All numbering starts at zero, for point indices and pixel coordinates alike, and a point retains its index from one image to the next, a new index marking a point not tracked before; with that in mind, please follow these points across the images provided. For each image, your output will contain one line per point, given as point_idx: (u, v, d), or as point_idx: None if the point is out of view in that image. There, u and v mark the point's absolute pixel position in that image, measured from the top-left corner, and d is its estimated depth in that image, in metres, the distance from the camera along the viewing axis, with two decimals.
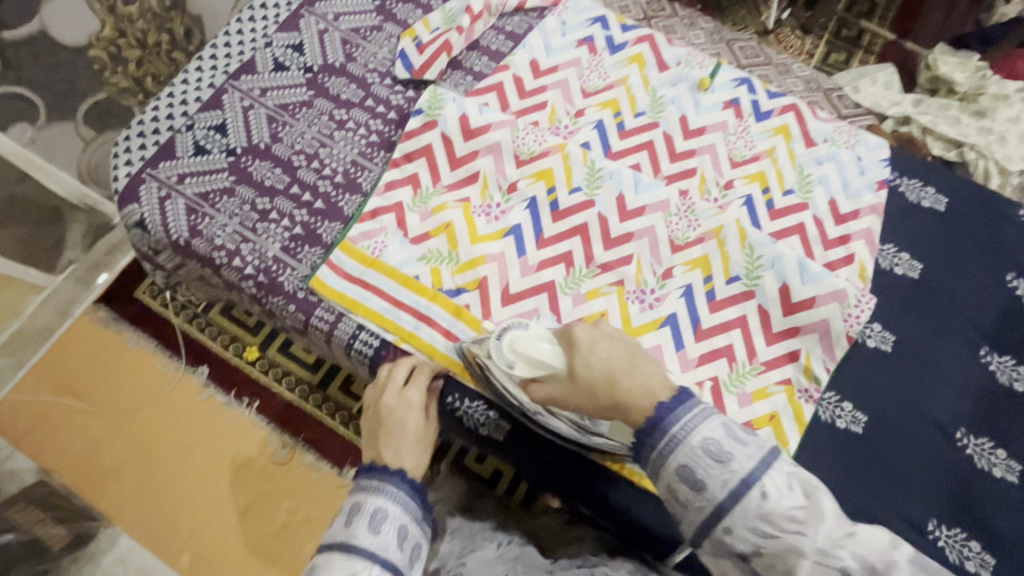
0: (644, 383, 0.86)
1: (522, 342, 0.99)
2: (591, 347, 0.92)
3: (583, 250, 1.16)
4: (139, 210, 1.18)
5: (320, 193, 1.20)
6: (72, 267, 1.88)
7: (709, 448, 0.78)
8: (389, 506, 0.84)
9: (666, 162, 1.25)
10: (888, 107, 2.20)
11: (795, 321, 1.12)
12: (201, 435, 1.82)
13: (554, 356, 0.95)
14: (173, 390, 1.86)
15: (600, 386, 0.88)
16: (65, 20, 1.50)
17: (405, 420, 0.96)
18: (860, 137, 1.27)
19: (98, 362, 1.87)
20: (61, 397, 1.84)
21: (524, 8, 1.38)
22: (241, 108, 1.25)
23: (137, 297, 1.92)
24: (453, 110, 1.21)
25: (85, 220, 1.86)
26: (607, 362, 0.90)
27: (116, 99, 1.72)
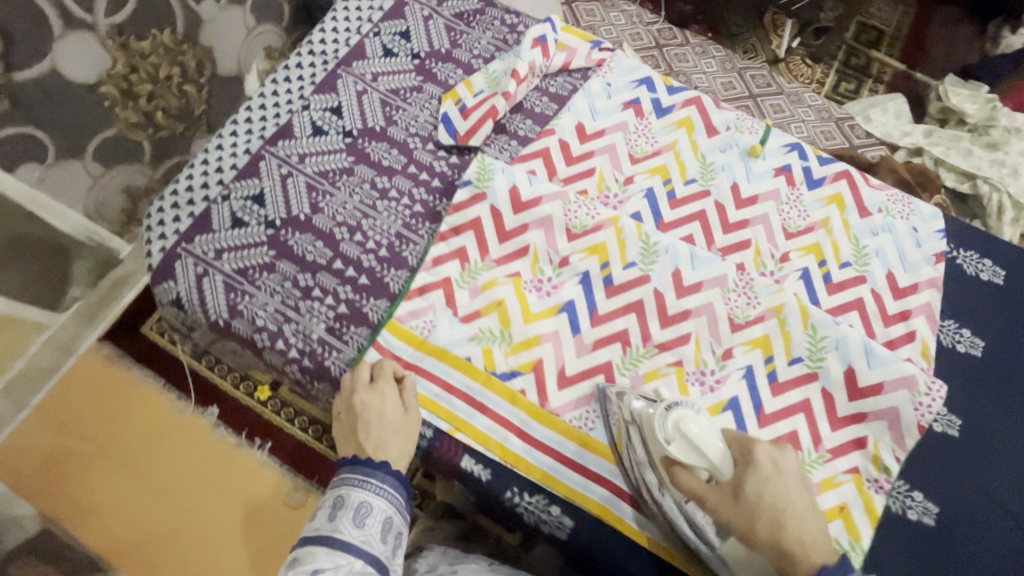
0: (806, 541, 0.80)
1: (693, 429, 0.85)
2: (772, 476, 0.84)
3: (642, 330, 1.09)
4: (175, 287, 1.14)
5: (365, 269, 1.15)
6: (76, 304, 1.79)
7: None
8: (374, 500, 0.92)
9: (717, 234, 1.17)
10: (900, 138, 2.16)
11: (861, 408, 1.03)
12: (211, 478, 1.76)
13: (720, 460, 0.84)
14: (183, 433, 1.79)
15: (765, 523, 0.82)
16: (75, 57, 1.42)
17: (382, 408, 1.00)
18: (915, 205, 1.22)
19: (103, 402, 1.81)
20: (63, 438, 1.76)
21: (569, 68, 1.34)
22: (279, 176, 1.21)
23: (145, 332, 1.88)
24: (503, 182, 1.14)
25: (93, 256, 1.77)
26: (784, 499, 0.83)
27: (127, 135, 1.64)
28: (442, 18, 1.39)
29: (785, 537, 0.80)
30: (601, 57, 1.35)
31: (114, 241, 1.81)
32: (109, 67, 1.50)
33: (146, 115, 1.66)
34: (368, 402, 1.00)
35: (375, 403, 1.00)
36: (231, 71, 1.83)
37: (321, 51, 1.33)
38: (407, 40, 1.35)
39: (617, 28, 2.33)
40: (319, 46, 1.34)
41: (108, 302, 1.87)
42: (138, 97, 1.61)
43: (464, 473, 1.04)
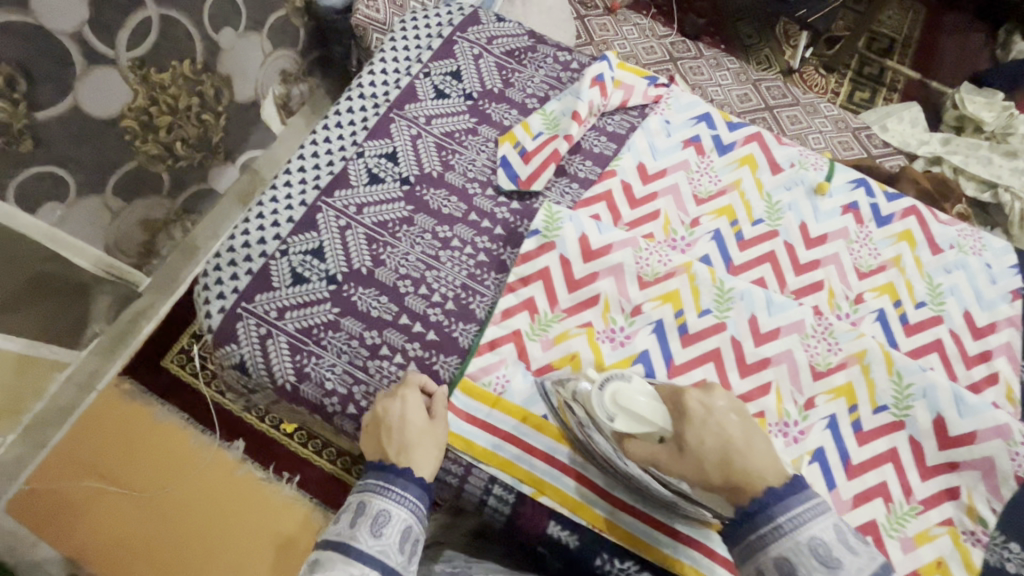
0: (764, 472, 0.55)
1: (625, 397, 0.62)
2: (708, 419, 0.58)
3: (852, 412, 0.75)
4: (238, 352, 0.76)
5: (433, 324, 0.78)
6: (97, 338, 1.37)
7: (816, 549, 0.52)
8: (394, 509, 0.60)
9: (852, 276, 0.82)
10: (917, 147, 1.52)
11: (953, 456, 0.72)
12: (234, 517, 1.31)
13: (664, 418, 0.60)
14: (204, 470, 1.33)
15: (712, 468, 0.56)
16: (101, 90, 1.08)
17: (404, 404, 0.68)
18: (984, 236, 0.87)
19: (92, 434, 1.35)
20: (67, 479, 1.31)
21: (627, 107, 0.93)
22: (337, 229, 0.81)
23: (165, 367, 1.40)
24: (572, 231, 0.79)
25: (115, 289, 1.35)
26: (726, 435, 0.57)
27: (147, 168, 1.25)
28: (494, 53, 0.96)
29: (735, 483, 0.55)
30: (660, 92, 0.94)
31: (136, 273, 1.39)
32: (132, 100, 1.14)
33: (167, 146, 1.27)
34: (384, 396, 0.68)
35: (393, 399, 0.68)
36: (248, 99, 1.42)
37: (372, 89, 0.92)
38: (459, 76, 0.93)
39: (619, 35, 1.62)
40: (368, 87, 0.92)
41: (126, 336, 1.41)
42: (158, 128, 1.23)
43: (549, 540, 0.69)
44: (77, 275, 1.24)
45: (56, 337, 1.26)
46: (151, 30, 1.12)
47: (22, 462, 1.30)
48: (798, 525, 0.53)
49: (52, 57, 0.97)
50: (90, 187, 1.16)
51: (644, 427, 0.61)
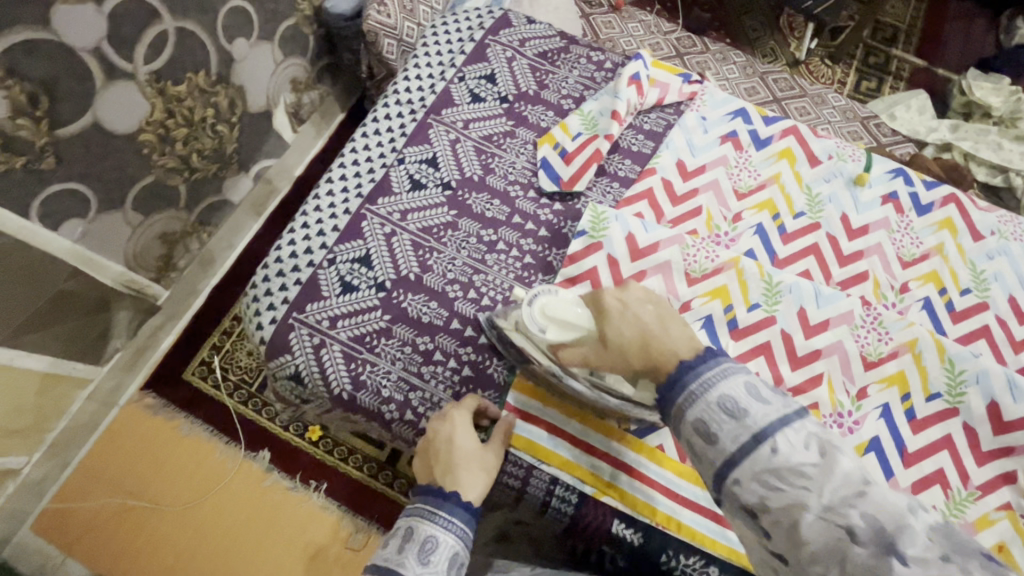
0: (677, 347, 0.54)
1: (554, 309, 0.68)
2: (623, 312, 0.60)
3: (905, 400, 0.75)
4: (292, 363, 0.76)
5: (484, 328, 0.78)
6: (118, 354, 1.33)
7: (725, 404, 0.48)
8: (440, 536, 0.59)
9: (896, 266, 0.83)
10: (925, 134, 1.40)
11: (1010, 440, 0.73)
12: (262, 523, 1.30)
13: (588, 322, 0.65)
14: (230, 482, 1.33)
15: (630, 354, 0.58)
16: (121, 104, 1.04)
17: (453, 426, 0.67)
18: (1023, 222, 0.87)
19: (113, 449, 1.34)
20: (91, 497, 1.30)
21: (662, 104, 0.94)
22: (381, 237, 0.82)
23: (186, 379, 1.40)
24: (618, 230, 0.79)
25: (134, 304, 1.30)
26: (641, 323, 0.58)
27: (165, 182, 1.21)
28: (527, 55, 0.96)
29: (652, 362, 0.56)
30: (694, 88, 0.95)
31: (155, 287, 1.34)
32: (150, 114, 1.10)
33: (184, 159, 1.23)
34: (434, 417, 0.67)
35: (443, 420, 0.67)
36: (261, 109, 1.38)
37: (408, 95, 0.92)
38: (493, 79, 0.93)
39: (627, 32, 1.44)
40: (403, 93, 0.93)
41: (145, 351, 1.39)
42: (175, 141, 1.18)
43: (614, 539, 0.69)
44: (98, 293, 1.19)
45: (78, 353, 1.21)
46: (167, 44, 1.08)
47: (44, 486, 1.27)
48: (709, 386, 0.50)
49: (73, 73, 0.94)
50: (110, 202, 1.11)
51: (572, 333, 0.66)
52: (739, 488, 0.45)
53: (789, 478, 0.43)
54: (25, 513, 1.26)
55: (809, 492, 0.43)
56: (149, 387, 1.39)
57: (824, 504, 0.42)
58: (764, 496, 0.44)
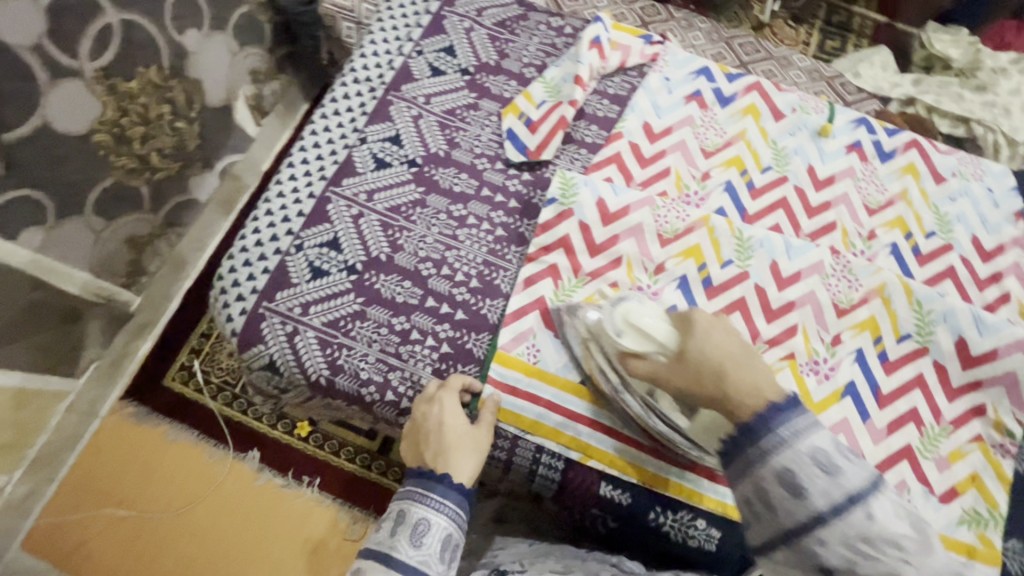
0: (762, 388, 0.52)
1: (640, 316, 0.63)
2: (711, 332, 0.57)
3: (877, 344, 0.77)
4: (266, 353, 0.75)
5: (460, 303, 0.77)
6: (94, 365, 1.24)
7: (817, 457, 0.48)
8: (433, 517, 0.58)
9: (863, 214, 0.84)
10: (889, 90, 1.39)
11: (976, 374, 0.75)
12: (261, 523, 1.25)
13: (669, 337, 0.60)
14: (221, 485, 1.27)
15: (706, 378, 0.55)
16: (69, 103, 0.95)
17: (442, 410, 0.66)
18: (982, 162, 0.89)
19: (98, 460, 1.27)
20: (79, 509, 1.23)
21: (626, 67, 0.93)
22: (348, 219, 0.80)
23: (167, 386, 1.34)
24: (588, 196, 0.79)
25: (106, 313, 1.21)
26: (727, 351, 0.56)
27: (126, 183, 1.11)
28: (485, 25, 0.94)
29: (729, 395, 0.53)
30: (656, 50, 0.94)
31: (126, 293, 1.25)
32: (102, 113, 1.02)
33: (142, 158, 1.12)
34: (422, 401, 0.67)
35: (432, 403, 0.67)
36: (221, 102, 1.26)
37: (366, 72, 0.90)
38: (453, 51, 0.91)
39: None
40: (361, 71, 0.90)
41: (121, 360, 1.31)
42: (132, 141, 1.09)
43: (603, 501, 0.70)
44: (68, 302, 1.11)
45: (52, 366, 1.12)
46: (114, 37, 1.00)
47: (28, 503, 1.20)
48: (798, 436, 0.49)
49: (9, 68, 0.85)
50: (69, 207, 1.02)
51: (649, 344, 0.61)
52: (824, 548, 0.46)
53: (883, 546, 0.45)
54: (11, 531, 1.18)
55: (905, 563, 0.44)
56: (130, 396, 1.31)
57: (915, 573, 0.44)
58: (849, 559, 0.45)
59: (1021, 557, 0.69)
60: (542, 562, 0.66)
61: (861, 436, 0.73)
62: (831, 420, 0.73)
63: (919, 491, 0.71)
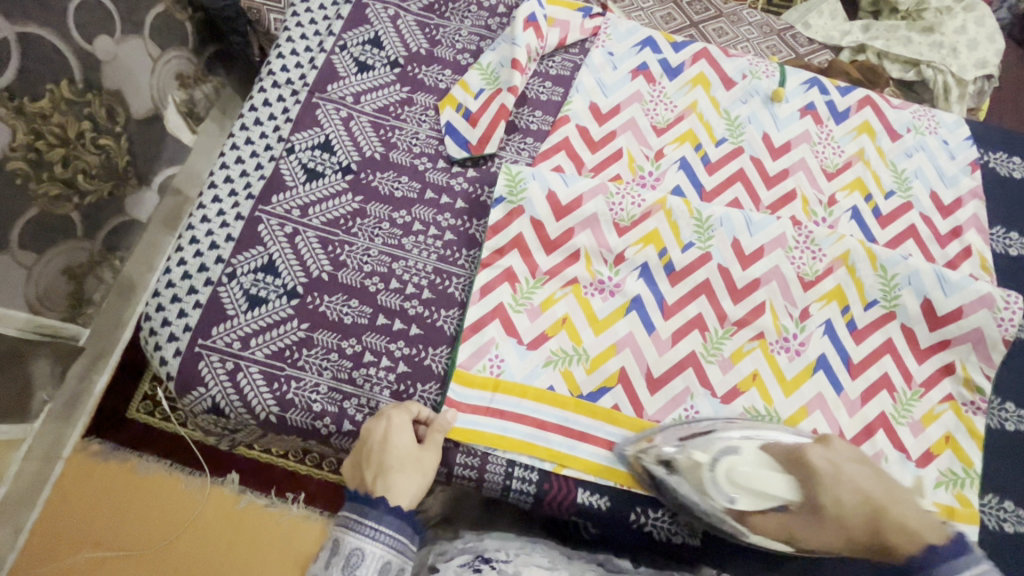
0: (918, 531, 0.56)
1: (747, 475, 0.62)
2: (840, 478, 0.59)
3: (845, 314, 0.75)
4: (208, 396, 0.69)
5: (413, 318, 0.72)
6: (47, 407, 1.02)
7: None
8: (367, 546, 0.55)
9: (821, 179, 0.81)
10: (839, 40, 1.26)
11: (944, 334, 0.74)
12: (251, 552, 1.06)
13: (790, 489, 0.61)
14: (203, 514, 1.08)
15: (859, 528, 0.58)
16: None
17: (388, 426, 0.63)
18: (936, 113, 0.87)
19: (67, 501, 1.07)
20: (52, 560, 1.03)
21: (565, 45, 0.87)
22: (283, 240, 0.74)
23: (133, 418, 1.12)
24: (538, 189, 0.74)
25: (52, 350, 0.99)
26: (865, 493, 0.58)
27: (52, 213, 0.91)
28: (412, 10, 0.87)
29: (888, 542, 0.57)
30: (597, 23, 0.88)
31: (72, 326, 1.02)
32: (12, 138, 0.82)
33: (68, 182, 0.92)
34: (368, 417, 0.64)
35: (377, 419, 0.63)
36: (148, 113, 1.04)
37: (286, 74, 0.82)
38: (379, 42, 0.84)
39: None
40: (280, 73, 0.82)
41: (78, 398, 1.09)
42: (53, 165, 0.89)
43: (581, 508, 0.68)
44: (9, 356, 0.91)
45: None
46: (8, 55, 0.79)
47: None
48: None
49: None
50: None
51: (772, 502, 0.61)
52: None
53: None
54: None
55: None
56: (94, 433, 1.11)
57: None
58: None
59: (998, 511, 0.70)
60: (529, 555, 0.61)
61: (836, 411, 0.72)
62: (805, 397, 0.72)
63: (896, 459, 0.71)
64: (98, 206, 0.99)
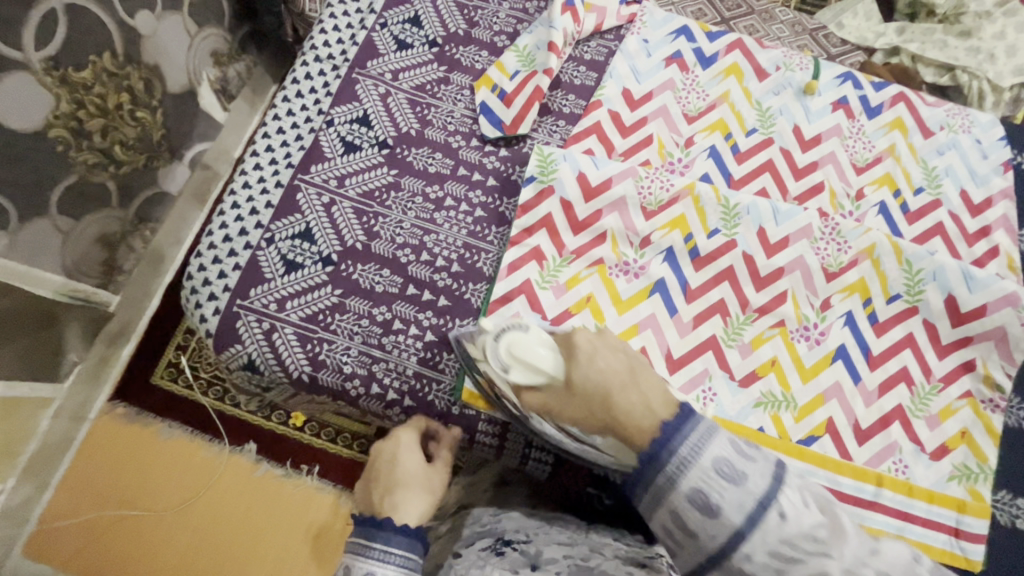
0: (652, 408, 0.49)
1: (520, 350, 0.59)
2: (595, 356, 0.54)
3: (866, 306, 0.76)
4: (244, 354, 0.72)
5: (442, 290, 0.75)
6: (77, 369, 1.06)
7: (721, 467, 0.44)
8: (378, 570, 0.53)
9: (851, 173, 0.82)
10: (872, 40, 1.17)
11: (968, 333, 0.74)
12: (263, 522, 1.10)
13: (557, 368, 0.57)
14: (220, 480, 1.11)
15: (595, 404, 0.52)
16: (9, 93, 0.76)
17: (397, 446, 0.67)
18: (971, 113, 0.87)
19: (97, 457, 1.11)
20: (82, 513, 1.08)
21: (602, 30, 0.88)
22: (320, 209, 0.76)
23: (157, 384, 1.15)
24: (568, 171, 0.76)
25: (83, 315, 1.02)
26: (613, 371, 0.53)
27: (89, 180, 0.92)
28: None
29: (620, 421, 0.50)
30: (633, 10, 0.90)
31: (104, 292, 1.05)
32: (55, 106, 0.83)
33: (106, 152, 0.94)
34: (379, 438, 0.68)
35: (387, 439, 0.68)
36: (182, 89, 1.06)
37: (328, 49, 0.84)
38: (419, 21, 0.86)
39: None
40: (322, 48, 0.85)
41: (105, 363, 1.12)
42: (92, 134, 0.90)
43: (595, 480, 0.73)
44: (44, 318, 0.93)
45: (32, 373, 0.95)
46: (55, 24, 0.79)
47: (28, 509, 1.05)
48: (699, 451, 0.45)
49: None
50: (29, 206, 0.84)
51: (538, 378, 0.58)
52: (751, 563, 0.42)
53: (802, 544, 0.41)
54: (11, 539, 1.04)
55: (828, 558, 0.41)
56: (120, 397, 1.14)
57: (844, 567, 0.41)
58: (779, 568, 0.42)
59: (1010, 507, 0.71)
60: (547, 534, 0.62)
61: (852, 400, 0.73)
62: (822, 385, 0.73)
63: (910, 450, 0.72)
64: (131, 177, 1.01)
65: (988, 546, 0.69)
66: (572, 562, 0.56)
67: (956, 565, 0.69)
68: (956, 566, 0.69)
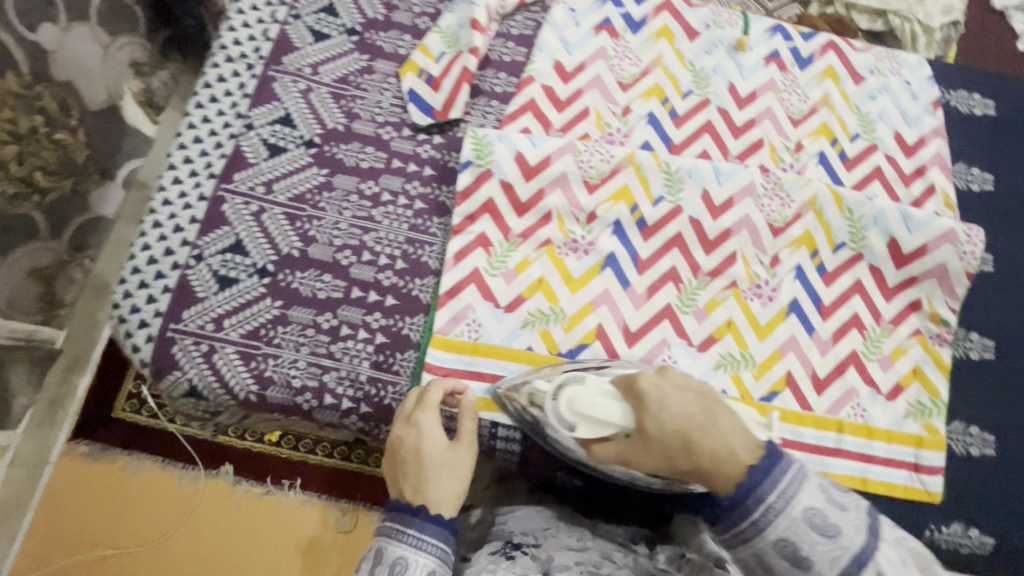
0: (739, 452, 0.52)
1: (581, 404, 0.59)
2: (665, 404, 0.54)
3: (814, 258, 0.76)
4: (183, 379, 0.68)
5: (388, 289, 0.72)
6: (26, 415, 0.99)
7: (814, 520, 0.49)
8: (410, 555, 0.54)
9: (788, 126, 0.82)
10: None
11: (912, 273, 0.76)
12: (245, 543, 1.06)
13: (624, 416, 0.57)
14: (194, 510, 1.07)
15: (676, 453, 0.53)
16: None
17: (420, 434, 0.60)
18: (897, 55, 0.88)
19: (57, 504, 1.05)
20: (50, 563, 1.03)
21: (525, 3, 0.85)
22: (249, 219, 0.72)
23: (120, 418, 1.08)
24: (505, 152, 0.73)
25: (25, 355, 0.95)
26: (687, 416, 0.54)
27: (10, 213, 0.85)
28: None
29: (706, 468, 0.52)
30: None
31: (43, 329, 0.99)
32: None
33: (27, 181, 0.87)
34: (395, 426, 0.62)
35: (408, 426, 0.61)
36: (102, 104, 0.99)
37: (238, 47, 0.79)
38: (335, 10, 0.81)
39: None
40: (232, 46, 0.79)
41: (59, 402, 1.05)
42: (7, 163, 0.83)
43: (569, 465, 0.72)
44: None
45: None
46: None
47: None
48: (790, 500, 0.50)
49: None
50: None
51: (608, 430, 0.58)
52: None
53: None
54: None
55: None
56: (81, 435, 1.07)
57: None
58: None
59: (965, 436, 0.73)
60: (558, 536, 0.61)
61: (808, 351, 0.74)
62: (778, 340, 0.74)
63: (867, 394, 0.73)
64: (59, 202, 0.94)
65: (948, 476, 0.72)
66: (585, 569, 0.56)
67: (918, 499, 0.71)
68: (918, 499, 0.71)
